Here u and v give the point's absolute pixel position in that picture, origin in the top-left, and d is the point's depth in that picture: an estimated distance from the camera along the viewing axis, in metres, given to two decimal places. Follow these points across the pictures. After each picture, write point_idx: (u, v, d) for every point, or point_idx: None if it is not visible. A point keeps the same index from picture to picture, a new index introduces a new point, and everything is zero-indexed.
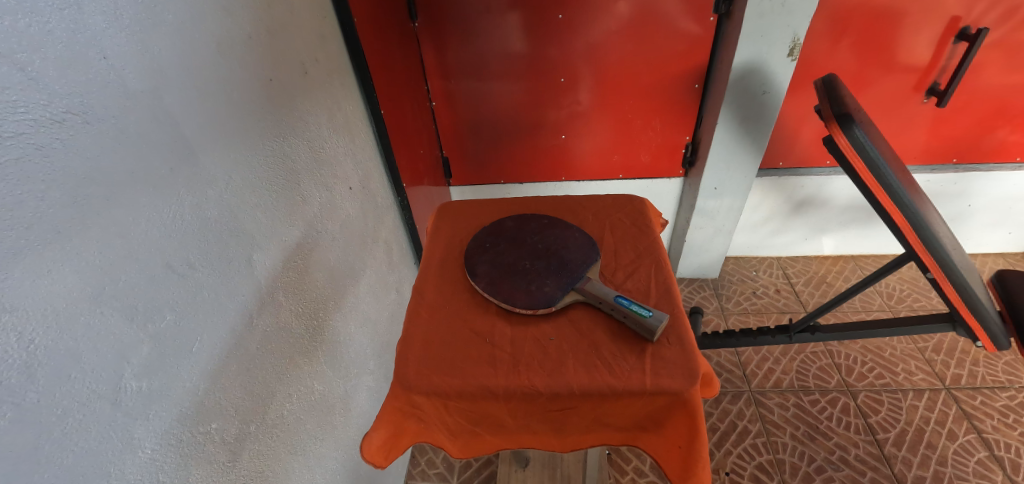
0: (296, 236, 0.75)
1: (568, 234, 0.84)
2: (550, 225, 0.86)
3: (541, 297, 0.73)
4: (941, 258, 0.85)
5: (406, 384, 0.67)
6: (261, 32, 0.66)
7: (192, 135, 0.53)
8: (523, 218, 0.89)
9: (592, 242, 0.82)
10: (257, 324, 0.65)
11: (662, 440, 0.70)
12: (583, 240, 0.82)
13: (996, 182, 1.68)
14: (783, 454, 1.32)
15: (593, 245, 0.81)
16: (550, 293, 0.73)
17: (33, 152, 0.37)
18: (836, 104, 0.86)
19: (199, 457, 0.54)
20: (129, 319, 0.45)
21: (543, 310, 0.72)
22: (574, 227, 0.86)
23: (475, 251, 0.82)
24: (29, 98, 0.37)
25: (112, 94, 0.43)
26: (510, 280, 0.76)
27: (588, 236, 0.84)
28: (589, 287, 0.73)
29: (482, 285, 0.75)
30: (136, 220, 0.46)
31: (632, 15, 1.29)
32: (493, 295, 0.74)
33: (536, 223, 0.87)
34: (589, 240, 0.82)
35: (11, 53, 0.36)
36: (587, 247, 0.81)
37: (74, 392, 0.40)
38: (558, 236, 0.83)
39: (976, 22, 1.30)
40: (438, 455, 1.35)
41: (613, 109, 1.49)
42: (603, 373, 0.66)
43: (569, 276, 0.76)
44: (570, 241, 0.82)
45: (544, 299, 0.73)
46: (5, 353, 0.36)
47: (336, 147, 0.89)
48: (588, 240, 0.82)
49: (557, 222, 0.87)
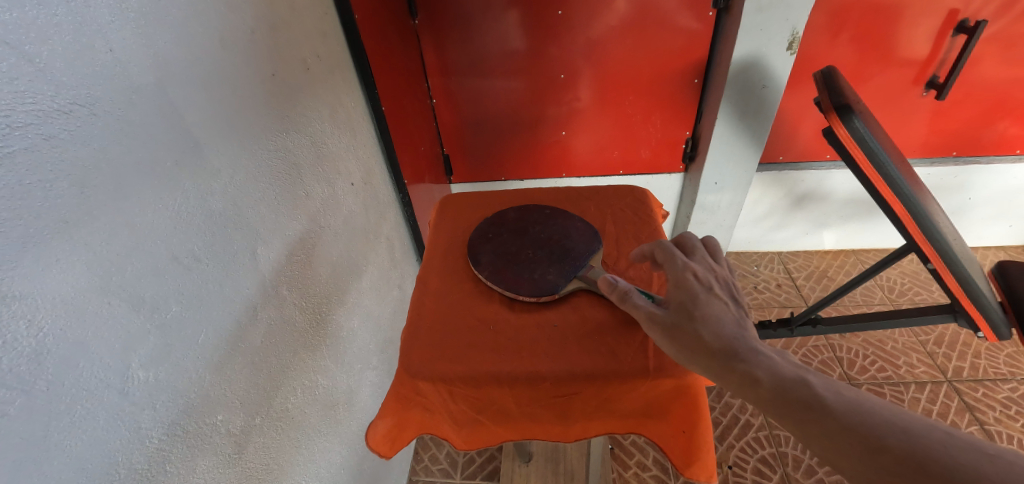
0: (299, 229, 0.75)
1: (569, 224, 0.84)
2: (552, 215, 0.87)
3: (544, 285, 0.74)
4: (942, 249, 0.85)
5: (410, 371, 0.67)
6: (262, 27, 0.66)
7: (197, 127, 0.53)
8: (525, 208, 0.89)
9: (594, 231, 0.82)
10: (261, 316, 0.66)
11: (666, 426, 0.70)
12: (585, 230, 0.83)
13: (995, 175, 1.69)
14: (785, 447, 1.33)
15: (595, 234, 0.81)
16: (552, 281, 0.74)
17: (40, 143, 0.37)
18: (836, 95, 0.85)
19: (204, 448, 0.55)
20: (136, 309, 0.46)
21: (546, 298, 0.72)
22: (575, 217, 0.86)
23: (479, 241, 0.82)
24: (37, 90, 0.37)
25: (119, 86, 0.44)
26: (513, 268, 0.77)
27: (590, 224, 0.84)
28: (591, 274, 0.74)
29: (485, 275, 0.76)
30: (141, 210, 0.46)
31: (631, 10, 1.29)
32: (496, 284, 0.74)
33: (538, 213, 0.87)
34: (591, 229, 0.82)
35: (18, 45, 0.36)
36: (589, 236, 0.81)
37: (83, 381, 0.41)
38: (560, 225, 0.84)
39: (975, 14, 1.31)
40: (442, 450, 1.35)
41: (613, 105, 1.49)
42: (606, 357, 0.66)
43: (571, 264, 0.76)
44: (572, 230, 0.83)
45: (547, 287, 0.73)
46: (15, 340, 0.36)
47: (338, 142, 0.89)
48: (590, 229, 0.82)
49: (558, 212, 0.87)
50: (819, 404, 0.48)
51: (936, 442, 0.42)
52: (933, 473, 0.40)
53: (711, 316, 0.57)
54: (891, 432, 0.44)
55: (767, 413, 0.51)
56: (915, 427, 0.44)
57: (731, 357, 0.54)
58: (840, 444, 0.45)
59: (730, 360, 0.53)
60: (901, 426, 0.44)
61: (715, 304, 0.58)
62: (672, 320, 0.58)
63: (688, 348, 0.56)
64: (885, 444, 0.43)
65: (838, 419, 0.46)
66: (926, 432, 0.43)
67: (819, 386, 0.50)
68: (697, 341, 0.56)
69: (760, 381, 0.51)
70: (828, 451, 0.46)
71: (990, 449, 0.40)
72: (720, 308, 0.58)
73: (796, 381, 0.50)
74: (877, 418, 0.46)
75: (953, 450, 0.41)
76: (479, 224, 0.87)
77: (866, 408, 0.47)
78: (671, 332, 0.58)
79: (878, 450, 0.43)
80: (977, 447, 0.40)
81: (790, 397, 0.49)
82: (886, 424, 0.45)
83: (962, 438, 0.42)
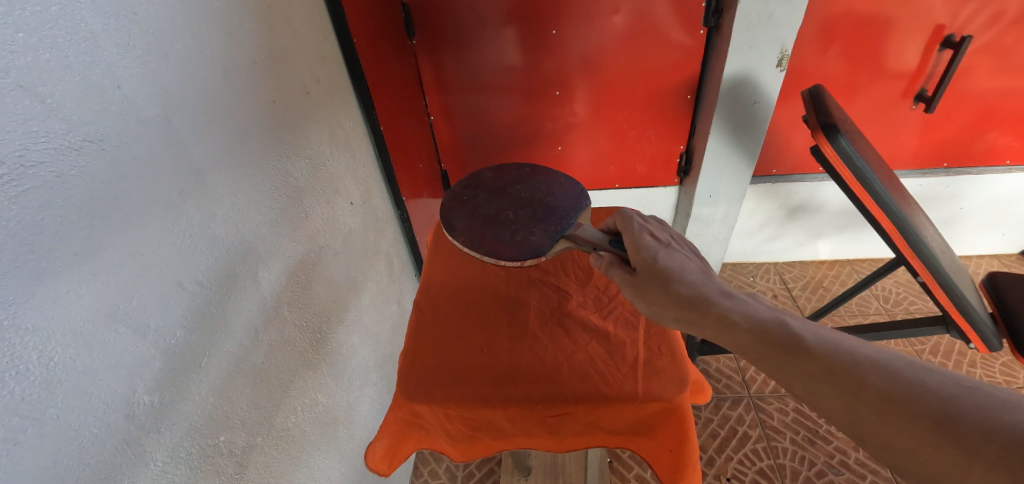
0: (299, 251, 0.77)
1: (545, 185, 0.92)
2: (526, 179, 0.94)
3: (529, 248, 0.79)
4: (929, 263, 0.87)
5: (408, 394, 0.68)
6: (263, 56, 0.68)
7: (200, 156, 0.55)
8: (499, 174, 0.96)
9: (572, 193, 0.90)
10: (263, 338, 0.67)
11: (653, 444, 0.71)
12: (563, 193, 0.91)
13: (987, 184, 1.71)
14: (783, 459, 1.33)
15: (573, 196, 0.89)
16: (537, 244, 0.80)
17: (53, 180, 0.39)
18: (822, 113, 0.86)
19: (208, 469, 0.56)
20: (142, 337, 0.47)
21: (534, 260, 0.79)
22: (548, 179, 0.94)
23: (454, 204, 0.91)
24: (48, 129, 0.39)
25: (127, 122, 0.46)
26: (495, 232, 0.83)
27: (565, 185, 0.93)
28: (580, 234, 0.79)
29: (470, 240, 0.81)
30: (147, 240, 0.48)
31: (624, 28, 1.31)
32: (481, 248, 0.79)
33: (512, 178, 0.95)
34: (568, 191, 0.91)
35: (32, 87, 0.38)
36: (568, 200, 0.89)
37: (90, 407, 0.42)
38: (536, 188, 0.92)
39: (961, 29, 1.33)
40: (442, 465, 1.36)
41: (607, 119, 1.52)
42: (596, 382, 0.68)
43: (554, 227, 0.83)
44: (550, 193, 0.91)
45: (534, 250, 0.79)
46: (27, 370, 0.37)
47: (337, 163, 0.91)
48: (566, 192, 0.91)
49: (531, 175, 0.95)
50: (800, 346, 0.53)
51: (918, 379, 0.47)
52: (918, 410, 0.45)
53: (676, 272, 0.66)
54: (874, 371, 0.48)
55: (747, 355, 0.56)
56: (898, 366, 0.48)
57: (706, 306, 0.61)
58: (824, 386, 0.50)
59: (706, 308, 0.61)
60: (883, 364, 0.49)
61: (677, 261, 0.67)
62: (645, 284, 0.67)
63: (663, 305, 0.64)
64: (872, 384, 0.48)
65: (821, 361, 0.51)
66: (908, 369, 0.47)
67: (798, 328, 0.55)
68: (671, 297, 0.64)
69: (737, 326, 0.57)
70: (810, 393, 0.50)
71: (966, 383, 0.45)
72: (680, 261, 0.67)
73: (774, 325, 0.56)
74: (858, 357, 0.50)
75: (936, 385, 0.46)
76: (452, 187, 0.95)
77: (848, 349, 0.51)
78: (648, 292, 0.66)
79: (863, 388, 0.48)
80: (956, 382, 0.45)
81: (770, 341, 0.54)
82: (868, 363, 0.49)
83: (940, 374, 0.47)
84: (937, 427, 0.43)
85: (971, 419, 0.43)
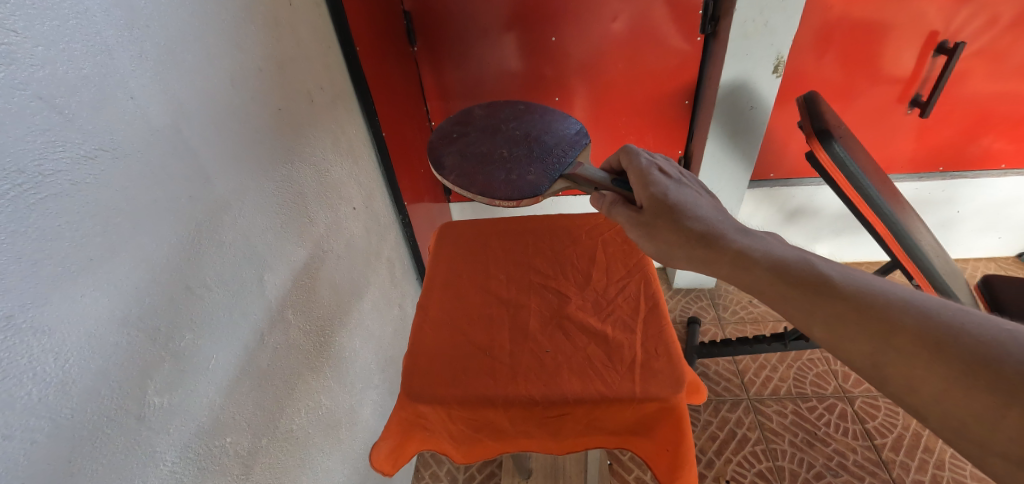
0: (303, 256, 0.78)
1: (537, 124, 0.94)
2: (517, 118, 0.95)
3: (525, 187, 0.81)
4: (924, 266, 0.88)
5: (411, 395, 0.69)
6: (269, 64, 0.70)
7: (208, 162, 0.57)
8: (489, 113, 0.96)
9: (566, 133, 0.92)
10: (268, 341, 0.69)
11: (651, 443, 0.72)
12: (556, 131, 0.93)
13: (983, 188, 1.73)
14: (782, 461, 1.34)
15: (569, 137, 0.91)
16: (534, 182, 0.82)
17: (68, 188, 0.40)
18: (816, 119, 0.88)
19: (216, 469, 0.57)
20: (152, 340, 0.48)
21: (531, 202, 0.80)
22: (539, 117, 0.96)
23: (445, 142, 0.91)
24: (66, 138, 0.40)
25: (139, 131, 0.47)
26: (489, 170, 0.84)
27: (558, 123, 0.95)
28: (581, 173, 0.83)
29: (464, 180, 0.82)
30: (158, 245, 0.49)
31: (623, 34, 1.33)
32: (475, 188, 0.80)
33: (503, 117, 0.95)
34: (562, 131, 0.93)
35: (51, 99, 0.39)
36: (563, 140, 0.91)
37: (102, 407, 0.43)
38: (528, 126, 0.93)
39: (954, 35, 1.35)
40: (443, 468, 1.36)
41: (607, 124, 1.54)
42: (594, 383, 0.69)
43: (552, 166, 0.85)
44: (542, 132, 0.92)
45: (531, 191, 0.81)
46: (43, 372, 0.39)
47: (340, 169, 0.93)
48: (560, 131, 0.92)
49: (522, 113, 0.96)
50: (827, 285, 0.53)
51: (957, 323, 0.46)
52: (955, 355, 0.44)
53: (689, 211, 0.67)
54: (906, 314, 0.48)
55: (767, 293, 0.58)
56: (933, 309, 0.48)
57: (722, 244, 0.63)
58: (847, 329, 0.50)
59: (723, 246, 0.62)
60: (917, 306, 0.48)
61: (688, 200, 0.69)
62: (657, 222, 0.69)
63: (676, 242, 0.66)
64: (904, 327, 0.48)
65: (848, 299, 0.51)
66: (945, 313, 0.47)
67: (824, 269, 0.55)
68: (685, 236, 0.66)
69: (757, 264, 0.59)
70: (832, 336, 0.52)
71: (1007, 326, 0.44)
72: (690, 201, 0.69)
73: (800, 266, 0.56)
74: (888, 298, 0.50)
75: (974, 329, 0.45)
76: (441, 125, 0.95)
77: (877, 291, 0.51)
78: (660, 230, 0.68)
79: (894, 330, 0.48)
80: (997, 326, 0.44)
81: (795, 281, 0.55)
82: (900, 305, 0.49)
83: (979, 317, 0.46)
84: (975, 372, 0.43)
85: (1013, 362, 0.41)
